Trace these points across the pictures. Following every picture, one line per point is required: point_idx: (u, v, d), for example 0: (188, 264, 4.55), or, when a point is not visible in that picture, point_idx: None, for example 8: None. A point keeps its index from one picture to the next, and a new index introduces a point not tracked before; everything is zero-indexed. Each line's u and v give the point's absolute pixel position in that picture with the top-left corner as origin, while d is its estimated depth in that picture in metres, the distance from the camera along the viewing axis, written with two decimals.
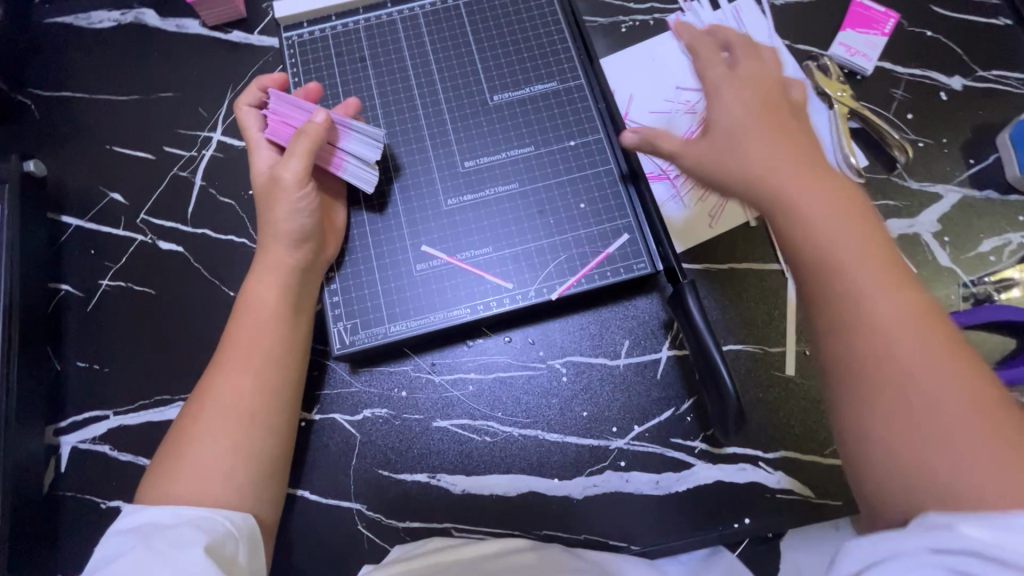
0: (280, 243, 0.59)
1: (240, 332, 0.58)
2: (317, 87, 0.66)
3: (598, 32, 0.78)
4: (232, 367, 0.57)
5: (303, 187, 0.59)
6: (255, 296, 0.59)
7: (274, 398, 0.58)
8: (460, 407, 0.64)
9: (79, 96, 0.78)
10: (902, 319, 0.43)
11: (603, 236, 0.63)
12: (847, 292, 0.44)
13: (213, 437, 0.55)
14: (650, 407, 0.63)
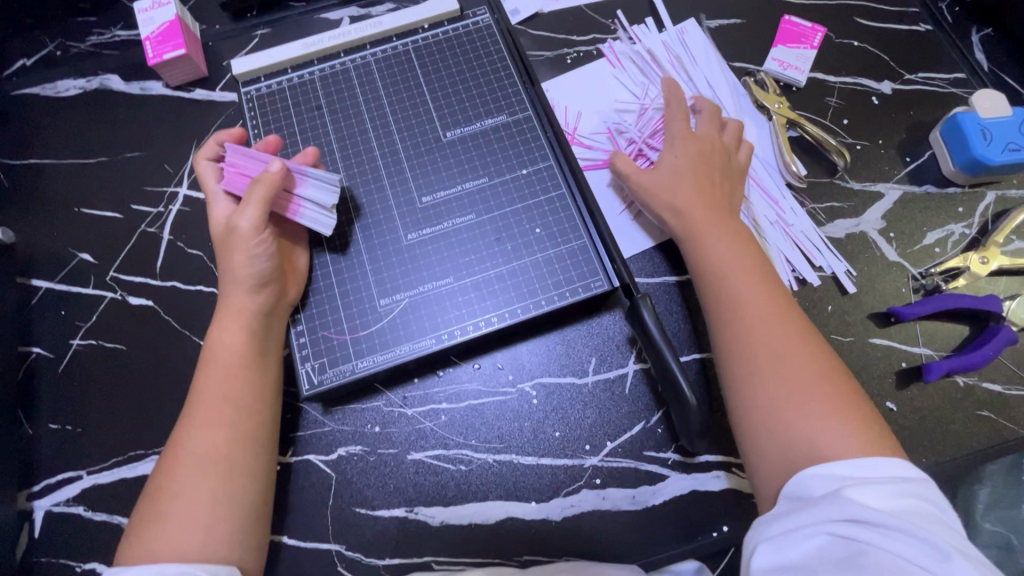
0: (241, 289, 0.61)
1: (208, 382, 0.59)
2: (276, 138, 0.68)
3: (544, 64, 0.82)
4: (204, 417, 0.57)
5: (258, 232, 0.60)
6: (223, 344, 0.60)
7: (249, 444, 0.58)
8: (433, 438, 0.64)
9: (48, 162, 0.81)
10: (783, 350, 0.54)
11: (560, 258, 0.65)
12: (773, 322, 0.56)
13: (190, 489, 0.55)
14: (621, 422, 0.64)
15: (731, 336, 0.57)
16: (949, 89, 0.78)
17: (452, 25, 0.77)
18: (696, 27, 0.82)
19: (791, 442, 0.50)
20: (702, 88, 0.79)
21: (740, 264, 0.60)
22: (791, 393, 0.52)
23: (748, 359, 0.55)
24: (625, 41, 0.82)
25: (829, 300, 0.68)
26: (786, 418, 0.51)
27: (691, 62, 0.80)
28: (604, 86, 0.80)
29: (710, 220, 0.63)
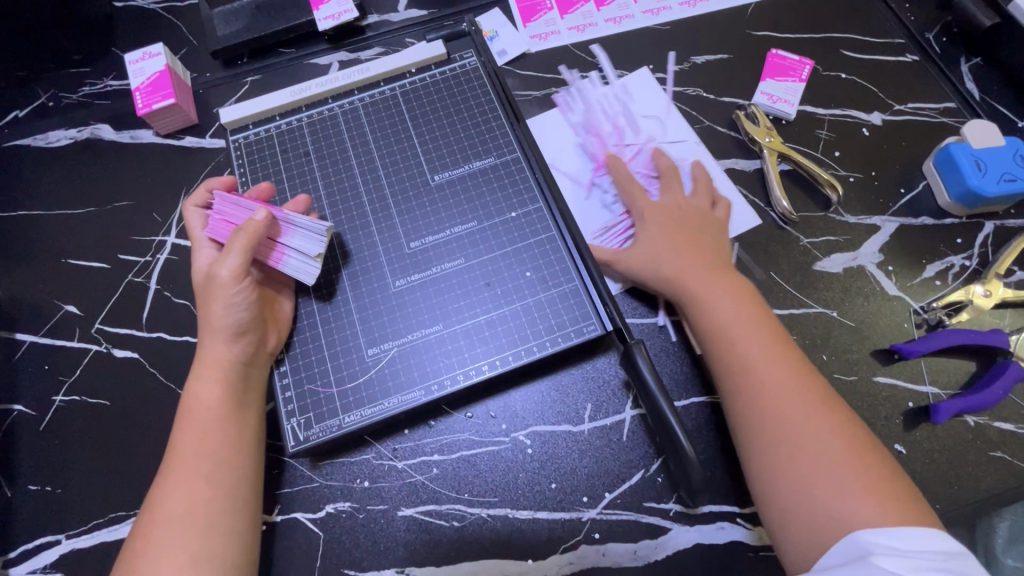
0: (219, 339, 0.59)
1: (187, 440, 0.57)
2: (269, 186, 0.68)
3: (532, 104, 0.82)
4: (183, 478, 0.55)
5: (239, 280, 0.59)
6: (201, 399, 0.58)
7: (235, 502, 0.56)
8: (424, 493, 0.62)
9: (36, 214, 0.80)
10: (804, 417, 0.53)
11: (551, 301, 0.64)
12: (789, 389, 0.54)
13: (170, 555, 0.52)
14: (620, 471, 0.62)
15: (747, 406, 0.55)
16: (940, 119, 0.78)
17: (440, 69, 0.78)
18: (647, 79, 0.82)
19: (809, 510, 0.49)
20: (683, 122, 0.79)
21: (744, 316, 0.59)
22: (806, 460, 0.51)
23: (768, 431, 0.53)
24: (595, 83, 0.82)
25: (829, 339, 0.66)
26: (804, 488, 0.50)
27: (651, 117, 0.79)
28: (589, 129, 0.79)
29: (708, 280, 0.62)
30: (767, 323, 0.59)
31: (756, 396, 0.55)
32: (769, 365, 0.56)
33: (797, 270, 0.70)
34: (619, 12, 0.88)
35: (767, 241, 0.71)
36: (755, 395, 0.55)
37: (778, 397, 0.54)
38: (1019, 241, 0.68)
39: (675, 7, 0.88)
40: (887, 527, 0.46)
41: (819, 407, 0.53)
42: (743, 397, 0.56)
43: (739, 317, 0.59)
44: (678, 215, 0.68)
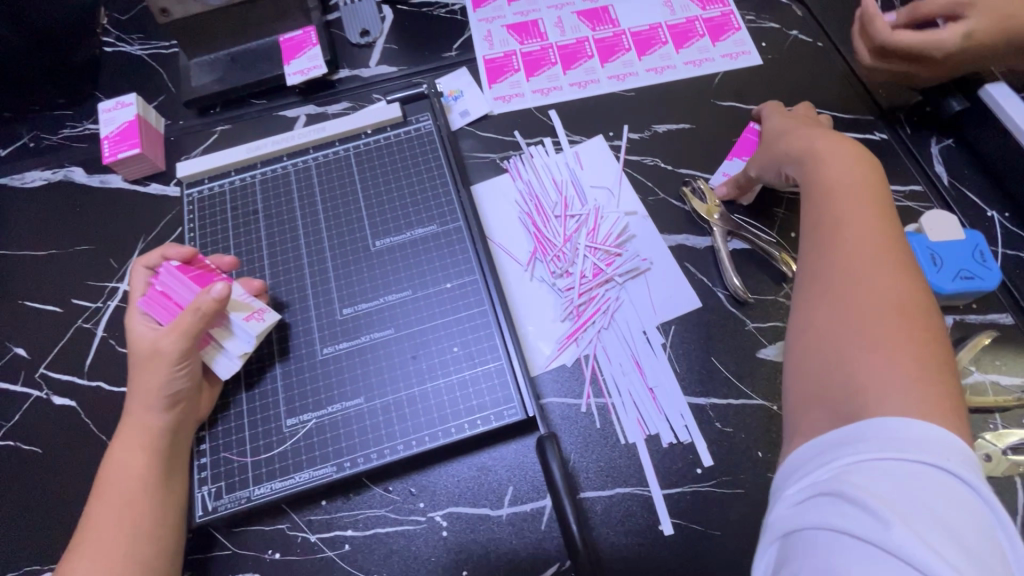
0: (148, 407, 0.59)
1: (105, 510, 0.56)
2: (231, 260, 0.69)
3: (488, 167, 0.82)
4: (94, 548, 0.54)
5: (180, 360, 0.60)
6: (121, 465, 0.58)
7: (143, 575, 0.54)
8: (334, 570, 0.61)
9: (6, 253, 0.83)
10: (888, 322, 0.48)
11: (474, 382, 0.63)
12: (856, 300, 0.50)
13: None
14: (533, 562, 0.60)
15: (844, 287, 0.52)
16: (906, 202, 0.75)
17: (394, 131, 0.79)
18: (602, 146, 0.82)
19: (831, 335, 0.50)
20: (633, 195, 0.78)
21: (859, 240, 0.54)
22: (838, 310, 0.51)
23: (839, 312, 0.51)
24: (548, 150, 0.82)
25: (765, 433, 0.64)
26: (831, 335, 0.50)
27: (600, 185, 0.79)
28: (537, 203, 0.78)
29: (846, 188, 0.58)
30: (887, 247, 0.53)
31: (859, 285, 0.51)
32: (854, 266, 0.53)
33: (738, 356, 0.68)
34: (585, 76, 0.89)
35: (709, 323, 0.70)
36: (853, 273, 0.52)
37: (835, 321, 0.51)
38: (977, 339, 0.65)
39: (642, 73, 0.88)
40: (913, 420, 0.41)
41: (893, 329, 0.47)
42: (822, 279, 0.54)
43: (829, 219, 0.56)
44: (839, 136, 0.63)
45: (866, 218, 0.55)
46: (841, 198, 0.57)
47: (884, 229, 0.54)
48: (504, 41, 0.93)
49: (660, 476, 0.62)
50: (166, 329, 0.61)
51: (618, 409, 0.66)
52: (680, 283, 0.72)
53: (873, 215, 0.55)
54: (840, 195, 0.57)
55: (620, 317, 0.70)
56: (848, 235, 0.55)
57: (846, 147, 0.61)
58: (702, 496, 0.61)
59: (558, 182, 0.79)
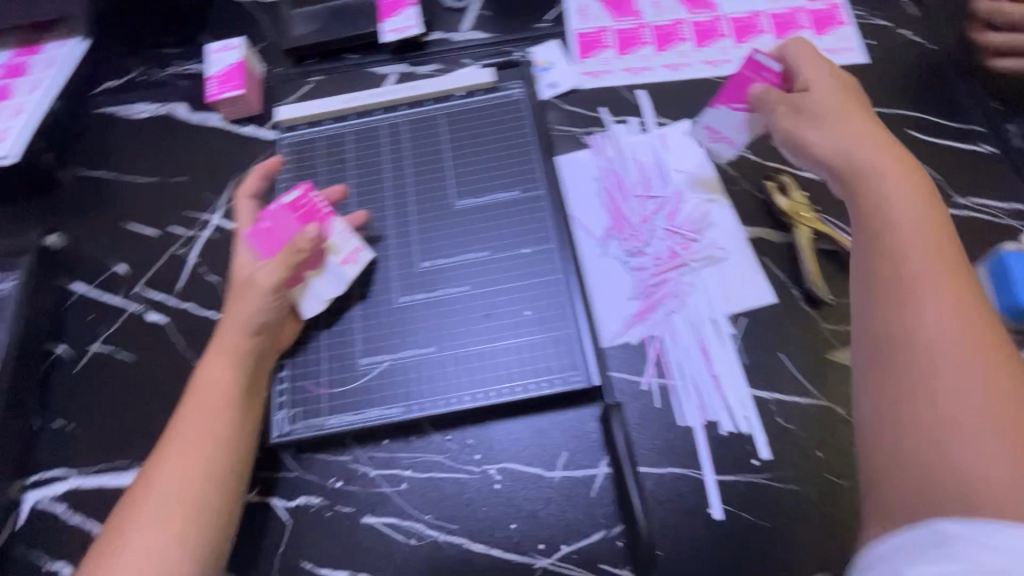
0: (238, 329, 0.63)
1: (191, 416, 0.60)
2: (341, 190, 0.72)
3: (571, 140, 0.82)
4: (180, 449, 0.58)
5: (272, 293, 0.63)
6: (209, 376, 0.62)
7: (216, 480, 0.58)
8: (390, 504, 0.64)
9: (112, 176, 0.89)
10: (971, 398, 0.41)
11: (543, 345, 0.66)
12: (937, 366, 0.43)
13: (150, 523, 0.54)
14: (581, 526, 0.61)
15: (911, 348, 0.44)
16: (1006, 221, 0.72)
17: (484, 95, 0.80)
18: (689, 130, 0.81)
19: (914, 370, 0.44)
20: (716, 183, 0.77)
21: (924, 266, 0.47)
22: (916, 346, 0.44)
23: (905, 378, 0.44)
24: (633, 129, 0.81)
25: (828, 435, 0.63)
26: (913, 372, 0.44)
27: (683, 169, 0.78)
28: (618, 180, 0.78)
29: (918, 226, 0.48)
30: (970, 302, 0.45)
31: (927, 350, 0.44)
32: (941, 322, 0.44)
33: (808, 356, 0.67)
34: (678, 59, 0.88)
35: (781, 319, 0.69)
36: (912, 333, 0.45)
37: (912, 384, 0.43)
38: None
39: (736, 61, 0.87)
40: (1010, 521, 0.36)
41: (990, 409, 0.40)
42: (899, 333, 0.46)
43: (907, 258, 0.47)
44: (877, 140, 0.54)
45: (924, 261, 0.47)
46: (896, 232, 0.49)
47: (952, 278, 0.46)
48: (598, 16, 0.92)
49: (717, 462, 0.63)
50: (264, 263, 0.65)
51: (680, 392, 0.66)
52: (755, 276, 0.71)
53: (938, 263, 0.47)
54: (890, 228, 0.49)
55: (690, 302, 0.70)
56: (913, 260, 0.47)
57: (862, 144, 0.54)
58: (756, 487, 0.61)
59: (641, 160, 0.79)
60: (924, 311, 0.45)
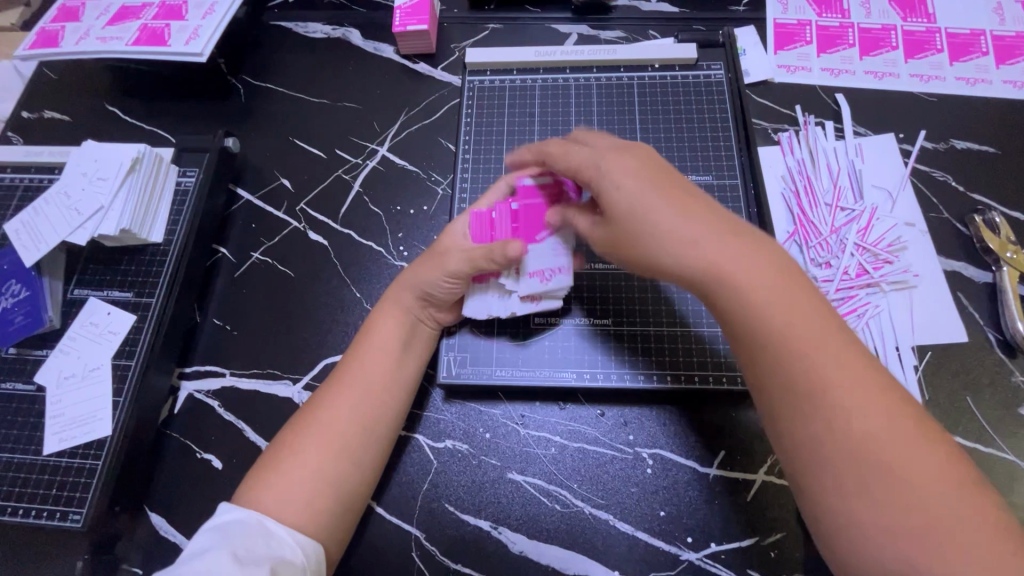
0: (410, 294, 0.64)
1: (358, 360, 0.62)
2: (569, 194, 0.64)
3: (760, 134, 0.78)
4: (339, 397, 0.59)
5: (454, 274, 0.62)
6: (378, 335, 0.63)
7: (369, 432, 0.59)
8: (538, 466, 0.64)
9: (280, 91, 0.88)
10: (912, 442, 0.42)
11: (722, 338, 0.66)
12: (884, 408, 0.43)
13: (303, 457, 0.56)
14: (732, 528, 0.60)
15: (840, 381, 0.43)
16: None
17: (683, 72, 0.78)
18: (892, 144, 0.76)
19: (858, 449, 0.42)
20: (914, 205, 0.72)
21: (803, 322, 0.45)
22: (844, 419, 0.43)
23: (878, 418, 0.42)
24: (828, 134, 0.77)
25: (1012, 493, 0.59)
26: (861, 425, 0.42)
27: (881, 184, 0.74)
28: (809, 184, 0.74)
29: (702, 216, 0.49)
30: (808, 307, 0.46)
31: (852, 382, 0.43)
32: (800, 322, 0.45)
33: (998, 406, 0.63)
34: (884, 68, 0.81)
35: (972, 363, 0.64)
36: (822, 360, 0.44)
37: (852, 418, 0.42)
38: None
39: (949, 80, 0.80)
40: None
41: (947, 464, 0.41)
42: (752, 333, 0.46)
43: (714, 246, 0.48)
44: (637, 163, 0.53)
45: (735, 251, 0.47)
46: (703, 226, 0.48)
47: (779, 277, 0.47)
48: (800, 8, 0.86)
49: None
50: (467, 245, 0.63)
51: None
52: (949, 311, 0.67)
53: (758, 256, 0.47)
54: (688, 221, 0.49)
55: (875, 325, 0.66)
56: (766, 305, 0.46)
57: (657, 206, 0.50)
58: None
59: (837, 167, 0.75)
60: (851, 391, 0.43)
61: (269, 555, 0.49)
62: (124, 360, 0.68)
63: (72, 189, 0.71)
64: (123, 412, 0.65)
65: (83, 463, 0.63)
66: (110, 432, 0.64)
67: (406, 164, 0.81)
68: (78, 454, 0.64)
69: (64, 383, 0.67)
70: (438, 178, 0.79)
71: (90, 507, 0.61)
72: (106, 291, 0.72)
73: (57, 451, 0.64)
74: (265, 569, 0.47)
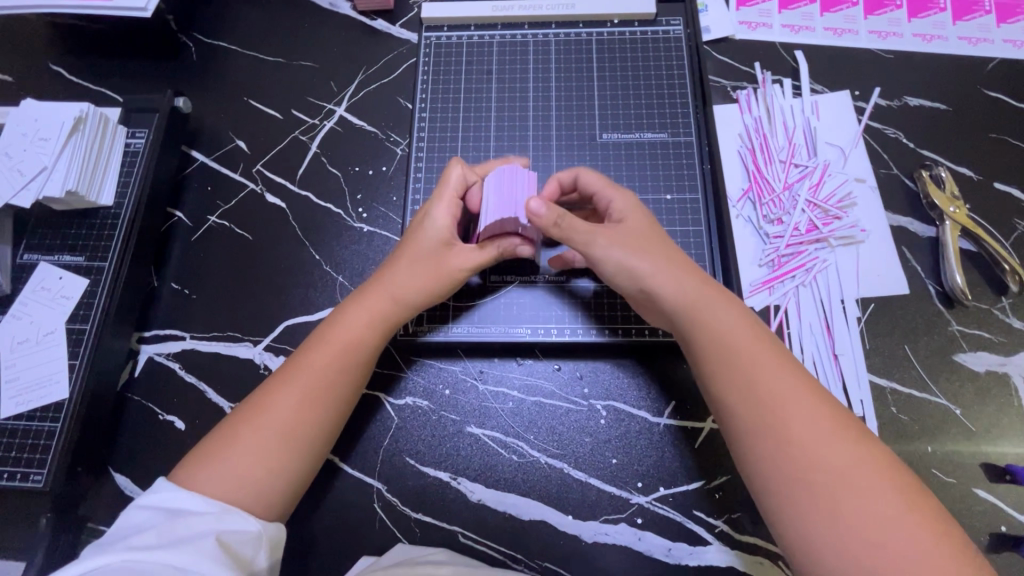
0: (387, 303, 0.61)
1: (312, 362, 0.58)
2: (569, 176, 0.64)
3: (718, 93, 0.79)
4: (300, 389, 0.57)
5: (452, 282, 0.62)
6: (350, 329, 0.60)
7: (330, 429, 0.58)
8: (496, 420, 0.66)
9: (233, 49, 0.85)
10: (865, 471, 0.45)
11: None
12: (835, 438, 0.47)
13: (262, 449, 0.54)
14: (680, 473, 0.63)
15: (796, 420, 0.48)
16: None
17: (641, 28, 0.78)
18: (847, 102, 0.77)
19: (825, 489, 0.45)
20: (865, 162, 0.73)
21: (765, 363, 0.51)
22: (810, 453, 0.46)
23: (837, 449, 0.46)
24: (786, 91, 0.77)
25: (940, 433, 0.63)
26: (815, 453, 0.46)
27: (835, 142, 0.75)
28: (764, 141, 0.75)
29: (690, 272, 0.56)
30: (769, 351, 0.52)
31: (807, 419, 0.48)
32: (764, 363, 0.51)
33: (934, 353, 0.66)
34: (843, 24, 0.81)
35: (913, 312, 0.67)
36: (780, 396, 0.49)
37: (812, 445, 0.47)
38: None
39: (905, 37, 0.80)
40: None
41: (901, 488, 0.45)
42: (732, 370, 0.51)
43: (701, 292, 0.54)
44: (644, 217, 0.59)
45: (715, 305, 0.54)
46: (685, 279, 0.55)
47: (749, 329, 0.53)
48: None
49: None
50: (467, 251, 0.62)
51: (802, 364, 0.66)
52: (893, 264, 0.69)
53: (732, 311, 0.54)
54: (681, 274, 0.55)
55: (823, 279, 0.69)
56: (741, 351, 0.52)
57: (655, 257, 0.56)
58: None
59: (792, 125, 0.76)
60: (805, 428, 0.47)
61: (216, 526, 0.49)
62: (79, 324, 0.67)
63: (13, 149, 0.69)
64: (80, 377, 0.65)
65: (42, 426, 0.64)
66: (67, 395, 0.64)
67: (364, 125, 0.79)
68: (35, 418, 0.64)
69: (17, 347, 0.67)
70: (396, 138, 0.78)
71: (51, 468, 0.61)
72: (57, 256, 0.71)
73: (15, 414, 0.64)
74: (210, 539, 0.47)
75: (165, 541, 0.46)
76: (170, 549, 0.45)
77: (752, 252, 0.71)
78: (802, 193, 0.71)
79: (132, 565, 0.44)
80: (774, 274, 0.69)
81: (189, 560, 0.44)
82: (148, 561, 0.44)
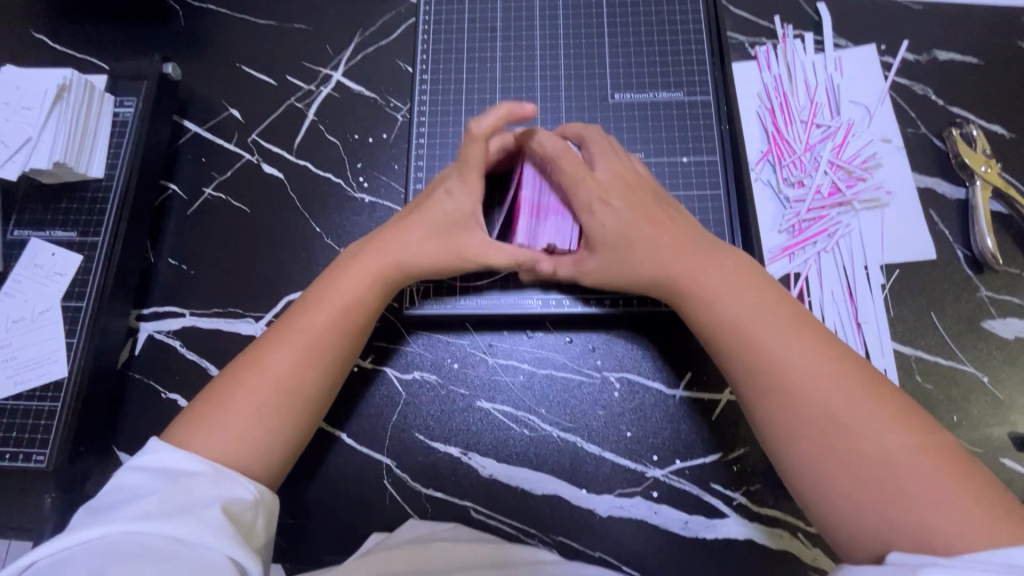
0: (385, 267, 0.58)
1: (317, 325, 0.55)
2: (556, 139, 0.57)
3: (735, 50, 0.74)
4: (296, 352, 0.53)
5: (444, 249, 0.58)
6: (328, 303, 0.56)
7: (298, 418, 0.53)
8: (506, 394, 0.64)
9: (222, 12, 0.81)
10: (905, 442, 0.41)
11: None
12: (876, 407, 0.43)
13: (258, 408, 0.51)
14: (697, 445, 0.61)
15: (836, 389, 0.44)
16: None
17: None
18: (873, 57, 0.72)
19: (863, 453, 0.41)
20: (892, 120, 0.70)
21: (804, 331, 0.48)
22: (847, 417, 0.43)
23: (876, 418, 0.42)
24: (808, 47, 0.73)
25: (966, 402, 0.61)
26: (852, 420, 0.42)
27: (860, 100, 0.71)
28: (784, 100, 0.71)
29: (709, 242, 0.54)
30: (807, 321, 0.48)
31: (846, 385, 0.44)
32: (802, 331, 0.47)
33: (961, 320, 0.63)
34: None
35: (939, 278, 0.64)
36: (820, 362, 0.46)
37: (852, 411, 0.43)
38: None
39: None
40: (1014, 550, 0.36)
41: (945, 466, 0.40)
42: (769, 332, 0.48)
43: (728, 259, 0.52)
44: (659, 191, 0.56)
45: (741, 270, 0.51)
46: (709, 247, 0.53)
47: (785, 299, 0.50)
48: None
49: None
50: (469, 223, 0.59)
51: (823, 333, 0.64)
52: (921, 227, 0.66)
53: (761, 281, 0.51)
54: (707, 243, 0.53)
55: (845, 245, 0.66)
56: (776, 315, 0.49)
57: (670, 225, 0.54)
58: None
59: (814, 82, 0.72)
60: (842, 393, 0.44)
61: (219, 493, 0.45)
62: (75, 302, 0.65)
63: None
64: (78, 355, 0.63)
65: (42, 406, 0.62)
66: (66, 374, 0.63)
67: (363, 90, 0.76)
68: (35, 397, 0.63)
69: (12, 327, 0.65)
70: (397, 104, 0.74)
71: (53, 448, 0.60)
72: (49, 232, 0.68)
73: (14, 394, 0.63)
74: (214, 507, 0.43)
75: (165, 507, 0.42)
76: (173, 517, 0.41)
77: (772, 218, 0.68)
78: (824, 154, 0.68)
79: (127, 538, 0.40)
80: (794, 240, 0.66)
81: (194, 530, 0.41)
82: (147, 533, 0.40)
